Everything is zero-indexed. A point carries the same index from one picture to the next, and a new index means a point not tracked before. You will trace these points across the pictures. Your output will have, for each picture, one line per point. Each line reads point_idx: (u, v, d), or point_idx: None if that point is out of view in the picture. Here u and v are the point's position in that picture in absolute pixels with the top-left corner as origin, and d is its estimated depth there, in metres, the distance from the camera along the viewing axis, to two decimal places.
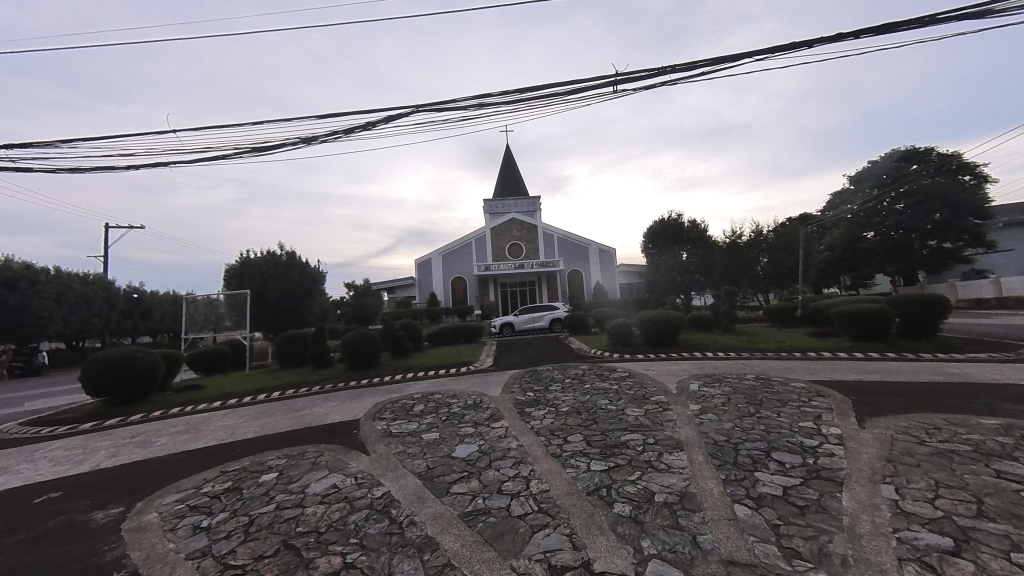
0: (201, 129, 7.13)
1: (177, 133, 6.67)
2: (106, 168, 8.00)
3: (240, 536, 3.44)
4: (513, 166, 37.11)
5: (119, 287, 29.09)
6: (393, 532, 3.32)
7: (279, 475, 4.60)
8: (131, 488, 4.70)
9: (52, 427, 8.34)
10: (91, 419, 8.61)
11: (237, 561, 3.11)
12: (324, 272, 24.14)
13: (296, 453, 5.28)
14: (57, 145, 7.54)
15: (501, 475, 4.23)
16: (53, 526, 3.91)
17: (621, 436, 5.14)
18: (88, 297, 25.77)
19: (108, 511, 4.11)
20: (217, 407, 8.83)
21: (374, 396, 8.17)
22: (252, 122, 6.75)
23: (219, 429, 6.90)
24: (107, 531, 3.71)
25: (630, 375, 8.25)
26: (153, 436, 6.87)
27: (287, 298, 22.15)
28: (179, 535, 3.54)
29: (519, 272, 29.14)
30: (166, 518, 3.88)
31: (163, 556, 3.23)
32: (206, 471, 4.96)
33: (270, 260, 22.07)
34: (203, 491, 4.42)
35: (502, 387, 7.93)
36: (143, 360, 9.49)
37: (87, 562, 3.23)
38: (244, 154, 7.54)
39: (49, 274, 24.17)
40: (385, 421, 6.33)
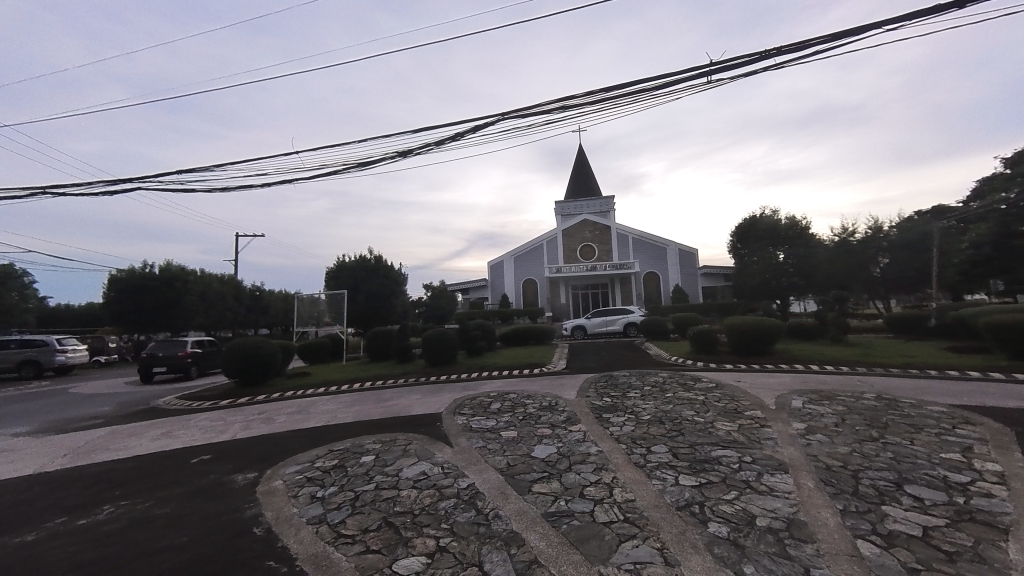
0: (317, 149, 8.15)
1: (300, 154, 7.71)
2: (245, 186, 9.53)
3: (349, 508, 3.86)
4: (586, 167, 36.56)
5: (245, 286, 34.28)
6: (480, 522, 3.47)
7: (376, 458, 5.06)
8: (260, 457, 5.52)
9: (199, 401, 10.12)
10: (227, 397, 10.26)
11: (347, 531, 3.48)
12: (406, 275, 25.94)
13: (389, 439, 5.76)
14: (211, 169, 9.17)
15: (582, 479, 4.19)
16: (205, 483, 4.76)
17: (712, 451, 4.78)
18: (223, 294, 30.77)
19: (244, 475, 4.89)
20: (321, 393, 9.98)
21: (454, 391, 8.59)
22: (357, 140, 7.54)
23: (324, 412, 7.80)
24: (246, 491, 4.41)
25: (717, 386, 7.65)
26: (273, 414, 7.99)
27: (374, 297, 24.28)
28: (299, 502, 4.07)
29: (591, 274, 28.62)
30: (288, 485, 4.48)
31: (289, 518, 3.75)
32: (317, 448, 5.64)
33: (361, 264, 24.36)
34: (316, 465, 5.05)
35: (577, 390, 7.83)
36: (263, 349, 11.06)
37: (233, 516, 3.87)
38: (351, 169, 8.47)
39: (197, 275, 29.35)
40: (466, 416, 6.63)
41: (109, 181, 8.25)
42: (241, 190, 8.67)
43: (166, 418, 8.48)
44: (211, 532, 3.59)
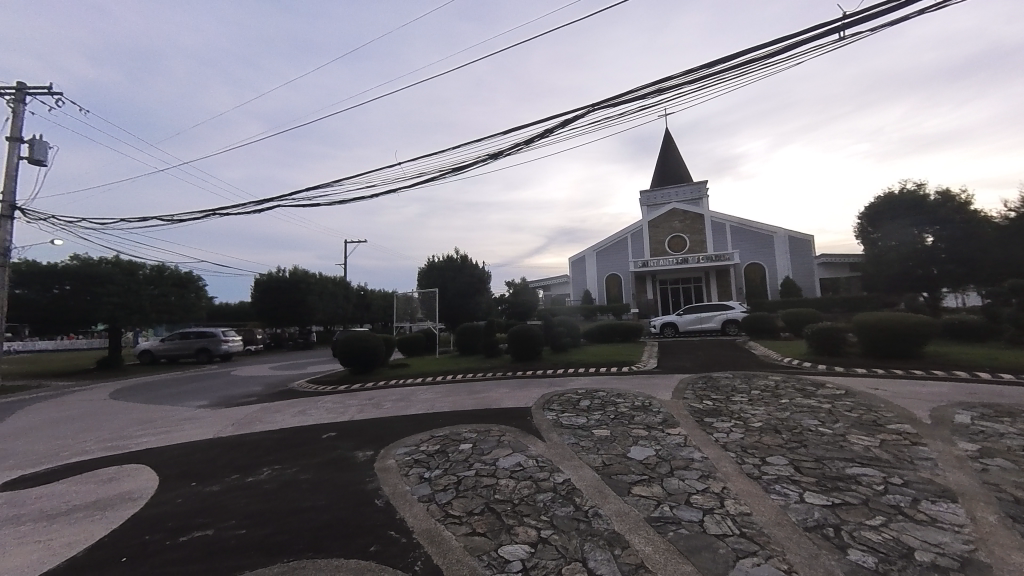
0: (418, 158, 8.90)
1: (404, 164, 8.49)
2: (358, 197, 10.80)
3: (454, 491, 4.16)
4: (673, 152, 34.16)
5: (353, 286, 38.73)
6: (580, 519, 3.47)
7: (473, 446, 5.36)
8: (374, 437, 6.21)
9: (323, 385, 11.73)
10: (343, 383, 11.73)
11: (454, 512, 3.74)
12: (490, 273, 26.95)
13: (484, 429, 6.05)
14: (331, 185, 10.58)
15: (687, 486, 3.95)
16: (335, 456, 5.50)
17: (846, 468, 4.15)
18: (336, 294, 35.25)
19: (363, 452, 5.55)
20: (420, 383, 10.86)
21: (542, 387, 8.71)
22: (454, 146, 8.06)
23: (424, 401, 8.48)
24: (366, 467, 5.01)
25: (847, 394, 6.58)
26: (381, 400, 8.92)
27: (462, 294, 25.71)
28: (411, 480, 4.49)
29: (681, 267, 26.70)
30: (400, 465, 4.98)
31: (403, 494, 4.16)
32: (421, 433, 6.18)
33: (449, 263, 25.96)
34: (421, 448, 5.52)
35: (672, 391, 7.39)
36: (370, 342, 12.40)
37: (358, 487, 4.42)
38: (447, 174, 9.07)
39: (316, 277, 33.98)
40: (556, 412, 6.68)
41: (260, 200, 10.00)
42: (356, 201, 9.85)
43: (300, 398, 9.99)
44: (342, 499, 4.15)
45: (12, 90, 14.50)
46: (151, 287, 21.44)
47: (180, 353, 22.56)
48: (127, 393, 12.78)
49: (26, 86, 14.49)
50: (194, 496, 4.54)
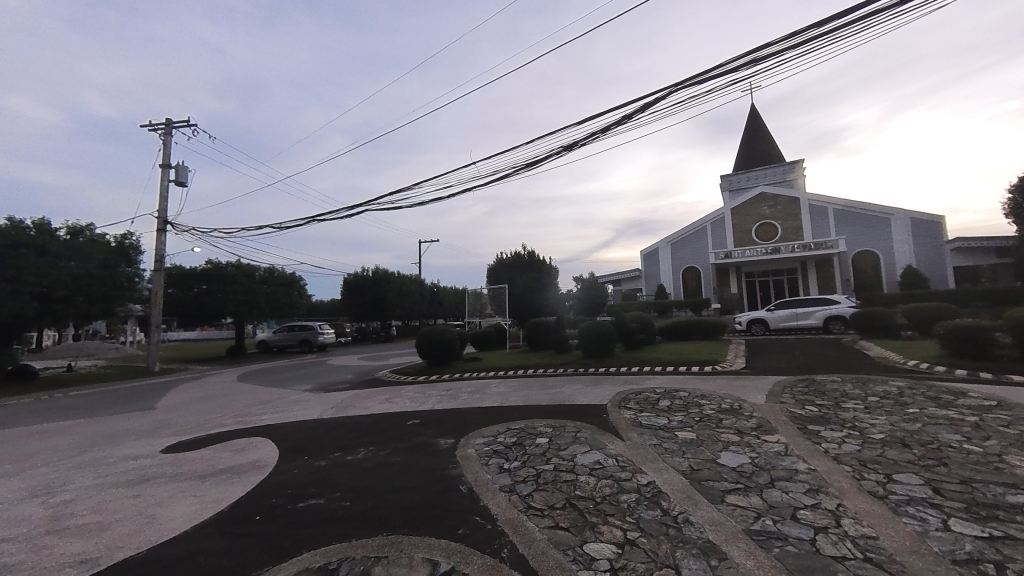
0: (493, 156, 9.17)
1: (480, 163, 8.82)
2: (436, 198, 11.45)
3: (533, 483, 4.22)
4: (760, 131, 30.97)
5: (428, 283, 41.13)
6: (669, 524, 3.31)
7: (550, 441, 5.39)
8: (454, 426, 6.54)
9: (405, 376, 12.61)
10: (422, 374, 12.51)
11: (536, 504, 3.80)
12: (556, 268, 27.02)
13: (559, 424, 6.06)
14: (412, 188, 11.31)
15: (792, 500, 3.56)
16: (420, 442, 5.90)
17: (1006, 495, 3.43)
18: (413, 291, 37.73)
19: (445, 440, 5.87)
20: (493, 376, 11.20)
21: (616, 385, 8.48)
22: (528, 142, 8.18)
23: (498, 394, 8.73)
24: (449, 454, 5.30)
25: (1002, 406, 5.43)
26: (458, 391, 9.37)
27: (530, 290, 25.96)
28: (491, 470, 4.66)
29: (770, 258, 24.13)
30: (480, 454, 5.19)
31: (485, 483, 4.32)
32: (498, 425, 6.37)
33: (516, 260, 26.49)
34: (499, 440, 5.69)
35: (766, 394, 6.72)
36: (445, 337, 13.07)
37: (443, 472, 4.70)
38: (521, 170, 9.23)
39: (395, 275, 36.68)
40: (633, 411, 6.44)
41: (353, 205, 11.09)
42: (435, 202, 10.45)
43: (387, 387, 10.90)
44: (430, 482, 4.44)
45: (163, 124, 17.65)
46: (264, 286, 24.85)
47: (287, 343, 25.86)
48: (249, 377, 14.97)
49: (172, 120, 17.53)
50: (306, 469, 5.18)
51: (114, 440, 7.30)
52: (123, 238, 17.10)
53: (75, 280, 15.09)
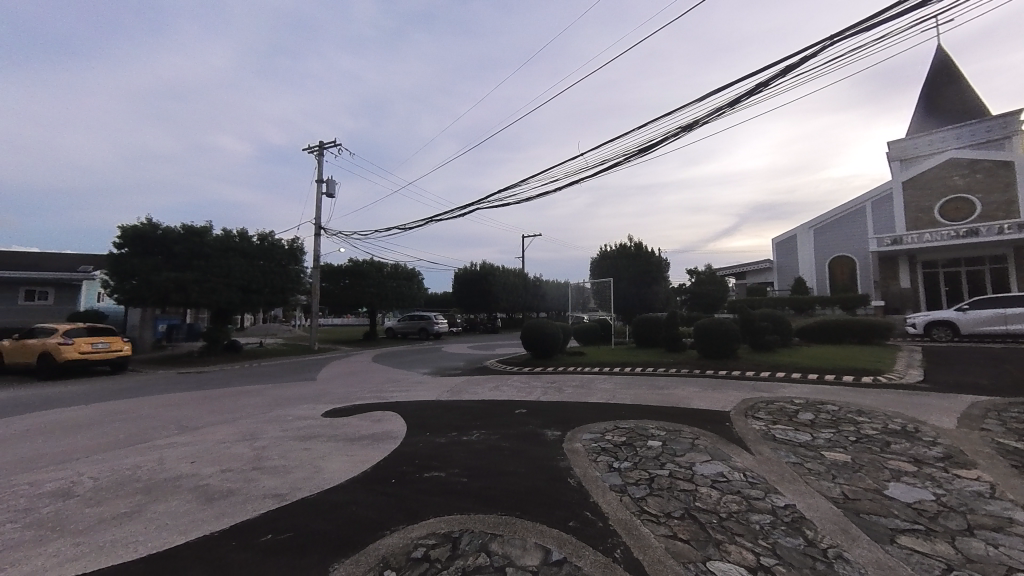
0: (602, 146, 8.99)
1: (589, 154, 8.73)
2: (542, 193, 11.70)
3: (647, 487, 4.03)
4: (948, 81, 24.33)
5: (531, 277, 42.18)
6: (816, 558, 2.84)
7: (664, 445, 5.08)
8: (560, 419, 6.62)
9: (511, 366, 13.18)
10: (528, 366, 12.92)
11: (650, 509, 3.62)
12: (667, 261, 25.38)
13: (674, 428, 5.67)
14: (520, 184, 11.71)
15: (1005, 557, 2.74)
16: (528, 431, 6.11)
17: None
18: (517, 284, 39.10)
19: (552, 432, 5.97)
20: (598, 372, 11.01)
21: (740, 391, 7.58)
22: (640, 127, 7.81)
23: (604, 390, 8.56)
24: (556, 445, 5.39)
25: None
26: (563, 385, 9.45)
27: (636, 285, 24.91)
28: (601, 467, 4.59)
29: (963, 243, 18.73)
30: (588, 450, 5.15)
31: (595, 479, 4.29)
32: (605, 422, 6.24)
33: (622, 252, 25.46)
34: (607, 437, 5.58)
35: (956, 417, 5.28)
36: (550, 330, 13.27)
37: (552, 463, 4.80)
38: (632, 157, 8.86)
39: (501, 270, 38.50)
40: (764, 422, 5.68)
41: (467, 205, 11.99)
42: (542, 197, 10.65)
43: (495, 375, 11.56)
44: (539, 471, 4.58)
45: (318, 146, 21.38)
46: (392, 280, 28.45)
47: (410, 331, 29.25)
48: (381, 358, 17.35)
49: (324, 142, 21.10)
50: (430, 443, 5.81)
51: (290, 403, 9.19)
52: (293, 241, 21.20)
53: (263, 276, 19.28)
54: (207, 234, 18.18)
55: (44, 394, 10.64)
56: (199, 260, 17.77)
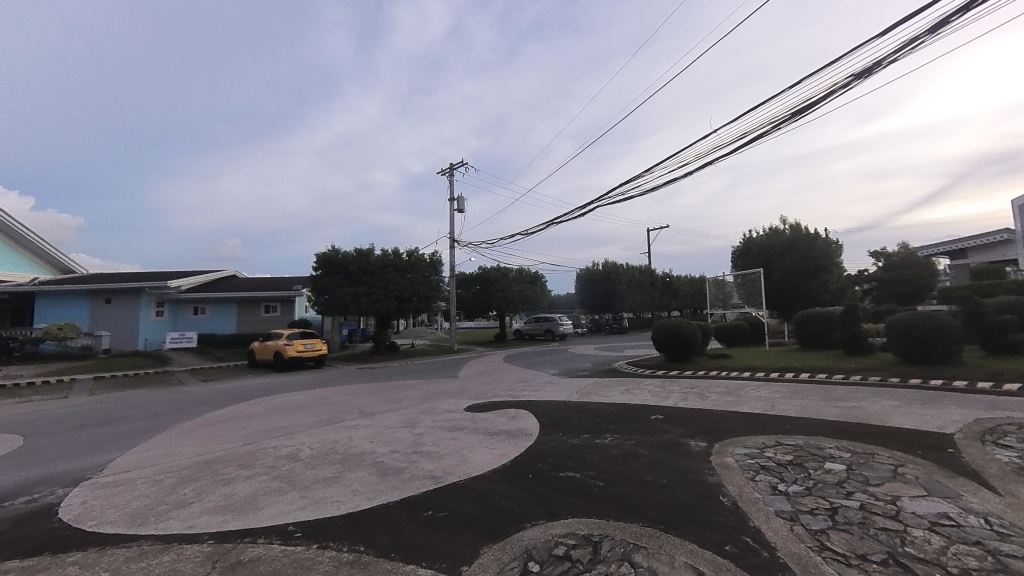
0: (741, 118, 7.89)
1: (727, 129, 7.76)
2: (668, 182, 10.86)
3: (828, 519, 3.33)
4: None
5: (659, 273, 39.43)
6: None
7: (850, 470, 4.12)
8: (705, 429, 5.99)
9: (643, 368, 12.53)
10: (663, 368, 12.09)
11: (835, 547, 2.97)
12: (838, 243, 20.82)
13: (863, 451, 4.56)
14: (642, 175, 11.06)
15: None
16: (668, 439, 5.68)
17: None
18: (643, 282, 36.92)
19: (696, 442, 5.43)
20: (749, 378, 9.61)
21: (969, 409, 5.68)
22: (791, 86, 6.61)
23: (760, 400, 7.41)
24: (703, 458, 4.87)
25: None
26: (706, 391, 8.54)
27: (795, 275, 20.98)
28: (761, 488, 3.98)
29: None
30: (743, 466, 4.52)
31: (754, 501, 3.73)
32: (763, 436, 5.39)
33: (774, 237, 21.79)
34: (767, 454, 4.81)
35: None
36: (686, 330, 12.16)
37: (698, 476, 4.36)
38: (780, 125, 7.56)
39: (625, 268, 36.83)
40: (1017, 453, 4.13)
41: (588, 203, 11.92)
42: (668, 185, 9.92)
43: (626, 378, 11.11)
44: (684, 484, 4.21)
45: (449, 169, 24.01)
46: (517, 285, 30.02)
47: (536, 332, 30.29)
48: (511, 359, 18.40)
49: (454, 164, 23.59)
50: (565, 444, 5.88)
51: (438, 396, 10.44)
52: (433, 255, 24.18)
53: (412, 287, 22.49)
54: (371, 255, 22.09)
55: (277, 382, 14.37)
56: (367, 276, 21.69)
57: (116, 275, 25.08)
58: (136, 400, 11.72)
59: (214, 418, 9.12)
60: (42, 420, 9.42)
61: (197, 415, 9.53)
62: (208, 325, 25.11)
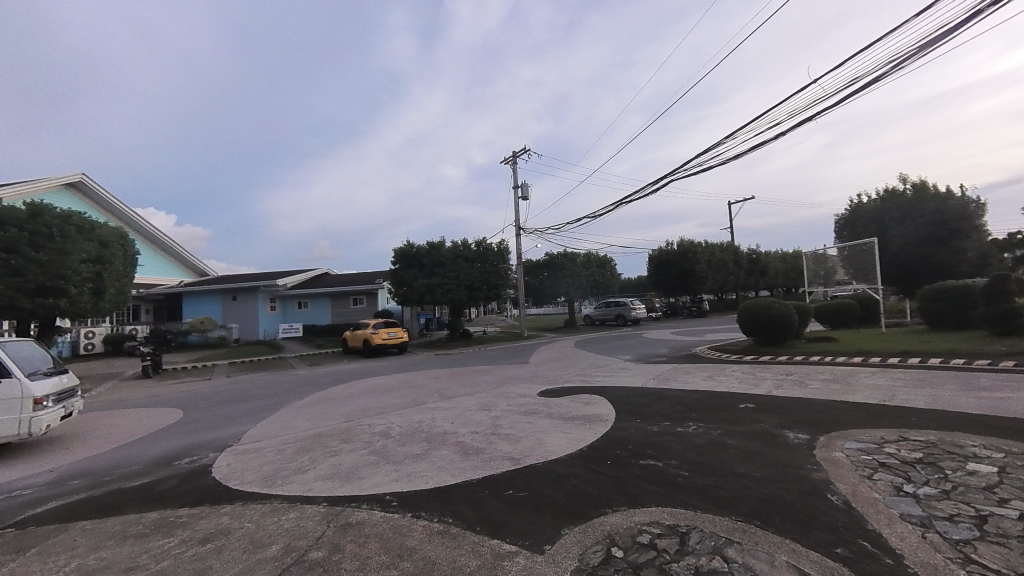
0: None
1: None
2: (754, 147, 9.82)
3: (973, 528, 2.83)
4: None
5: (743, 250, 35.94)
6: None
7: (1004, 475, 3.43)
8: (806, 420, 5.40)
9: (728, 353, 11.62)
10: (752, 353, 11.10)
11: (986, 562, 2.51)
12: (981, 202, 17.16)
13: (1023, 452, 3.78)
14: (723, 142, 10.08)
15: None
16: (761, 429, 5.23)
17: None
18: (725, 260, 33.99)
19: (796, 434, 4.92)
20: (861, 364, 8.42)
21: None
22: None
23: (875, 389, 6.47)
24: (804, 451, 4.41)
25: None
26: (806, 378, 7.65)
27: (920, 243, 17.75)
28: (881, 488, 3.50)
29: None
30: (857, 462, 4.00)
31: (872, 502, 3.29)
32: (882, 430, 4.71)
33: (890, 201, 18.62)
34: (887, 450, 4.20)
35: None
36: (780, 311, 10.99)
37: (799, 471, 3.97)
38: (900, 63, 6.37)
39: (703, 245, 34.10)
40: None
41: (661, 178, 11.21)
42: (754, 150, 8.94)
43: (708, 364, 10.40)
44: (782, 479, 3.86)
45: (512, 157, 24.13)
46: (585, 269, 29.57)
47: (607, 317, 29.57)
48: (583, 344, 18.22)
49: (517, 151, 23.68)
50: (644, 431, 5.71)
51: (512, 381, 10.73)
52: (501, 244, 24.68)
53: (482, 276, 23.26)
54: (442, 247, 23.19)
55: (368, 367, 15.89)
56: (440, 268, 22.83)
57: (237, 276, 29.40)
58: (260, 382, 13.80)
59: (320, 398, 10.40)
60: (195, 397, 11.54)
61: (307, 395, 10.96)
62: (309, 317, 28.47)
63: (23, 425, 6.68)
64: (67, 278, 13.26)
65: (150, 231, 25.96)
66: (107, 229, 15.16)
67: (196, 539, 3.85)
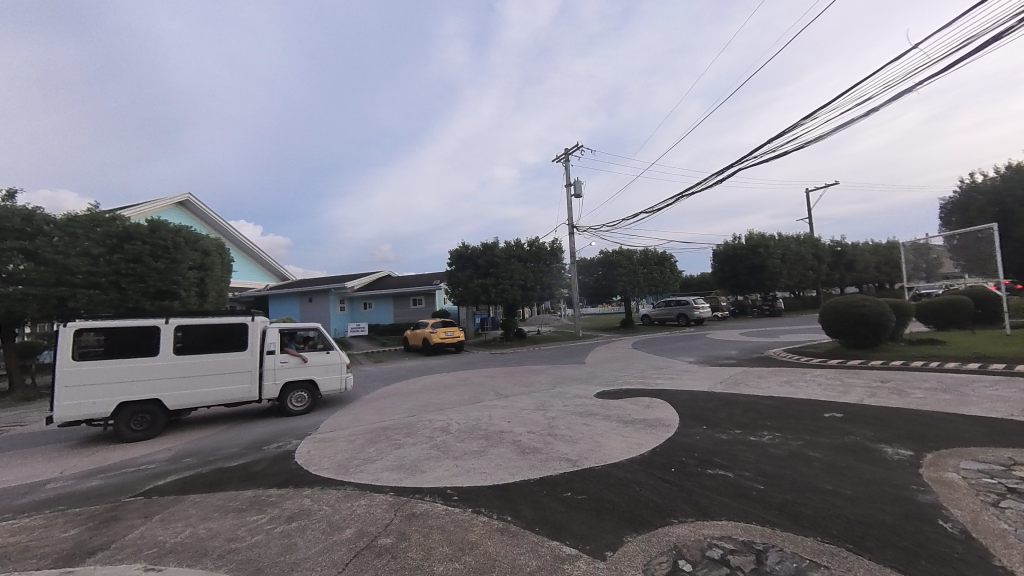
0: None
1: None
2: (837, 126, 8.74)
3: None
4: None
5: (825, 242, 32.35)
6: None
7: None
8: (907, 434, 4.73)
9: (808, 356, 10.52)
10: (837, 356, 9.95)
11: None
12: None
13: None
14: (800, 123, 9.13)
15: None
16: (851, 442, 4.67)
17: None
18: (802, 254, 30.86)
19: (896, 450, 4.33)
20: (979, 371, 7.18)
21: None
22: None
23: (999, 401, 5.49)
24: (907, 469, 3.87)
25: None
26: (906, 387, 6.69)
27: None
28: (1012, 519, 2.95)
29: None
30: (979, 487, 3.43)
31: (998, 534, 2.81)
32: (1011, 451, 3.99)
33: (1016, 177, 15.67)
34: (1019, 474, 3.55)
35: None
36: (871, 310, 9.73)
37: (901, 492, 3.49)
38: None
39: (776, 239, 31.26)
40: None
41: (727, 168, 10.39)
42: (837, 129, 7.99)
43: (785, 368, 9.48)
44: (880, 499, 3.41)
45: (564, 154, 23.82)
46: (643, 267, 28.48)
47: (667, 317, 28.18)
48: (641, 345, 17.55)
49: (568, 149, 23.36)
50: (712, 438, 5.35)
51: (568, 382, 10.59)
52: (554, 243, 24.51)
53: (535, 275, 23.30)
54: (496, 248, 23.48)
55: (428, 365, 16.59)
56: (493, 268, 23.15)
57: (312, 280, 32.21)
58: None
59: (385, 393, 11.06)
60: None
61: (373, 390, 11.70)
62: (374, 316, 30.41)
63: (343, 381, 9.80)
64: (178, 283, 15.47)
65: (240, 240, 29.30)
66: (208, 240, 17.31)
67: (283, 518, 4.28)
